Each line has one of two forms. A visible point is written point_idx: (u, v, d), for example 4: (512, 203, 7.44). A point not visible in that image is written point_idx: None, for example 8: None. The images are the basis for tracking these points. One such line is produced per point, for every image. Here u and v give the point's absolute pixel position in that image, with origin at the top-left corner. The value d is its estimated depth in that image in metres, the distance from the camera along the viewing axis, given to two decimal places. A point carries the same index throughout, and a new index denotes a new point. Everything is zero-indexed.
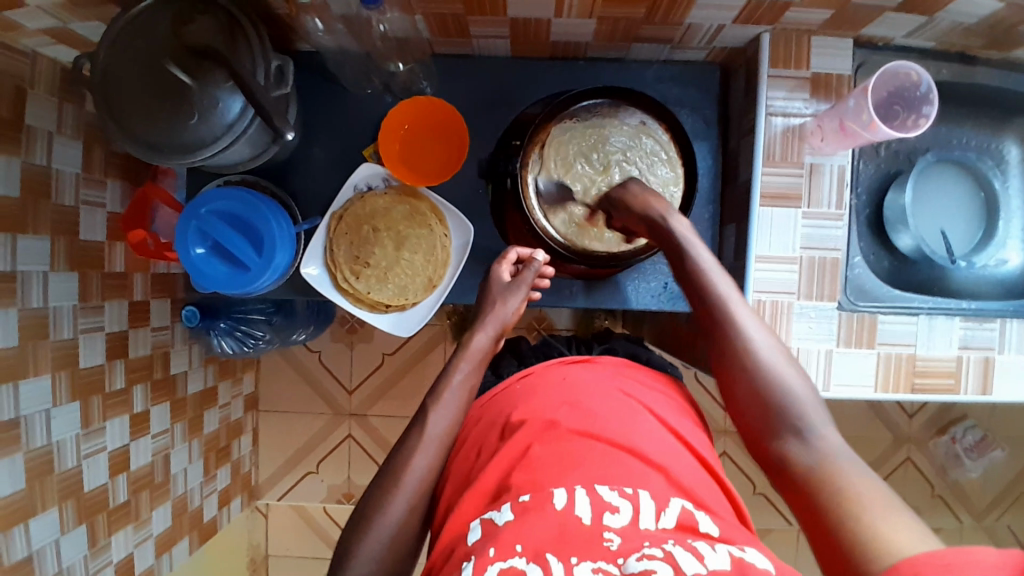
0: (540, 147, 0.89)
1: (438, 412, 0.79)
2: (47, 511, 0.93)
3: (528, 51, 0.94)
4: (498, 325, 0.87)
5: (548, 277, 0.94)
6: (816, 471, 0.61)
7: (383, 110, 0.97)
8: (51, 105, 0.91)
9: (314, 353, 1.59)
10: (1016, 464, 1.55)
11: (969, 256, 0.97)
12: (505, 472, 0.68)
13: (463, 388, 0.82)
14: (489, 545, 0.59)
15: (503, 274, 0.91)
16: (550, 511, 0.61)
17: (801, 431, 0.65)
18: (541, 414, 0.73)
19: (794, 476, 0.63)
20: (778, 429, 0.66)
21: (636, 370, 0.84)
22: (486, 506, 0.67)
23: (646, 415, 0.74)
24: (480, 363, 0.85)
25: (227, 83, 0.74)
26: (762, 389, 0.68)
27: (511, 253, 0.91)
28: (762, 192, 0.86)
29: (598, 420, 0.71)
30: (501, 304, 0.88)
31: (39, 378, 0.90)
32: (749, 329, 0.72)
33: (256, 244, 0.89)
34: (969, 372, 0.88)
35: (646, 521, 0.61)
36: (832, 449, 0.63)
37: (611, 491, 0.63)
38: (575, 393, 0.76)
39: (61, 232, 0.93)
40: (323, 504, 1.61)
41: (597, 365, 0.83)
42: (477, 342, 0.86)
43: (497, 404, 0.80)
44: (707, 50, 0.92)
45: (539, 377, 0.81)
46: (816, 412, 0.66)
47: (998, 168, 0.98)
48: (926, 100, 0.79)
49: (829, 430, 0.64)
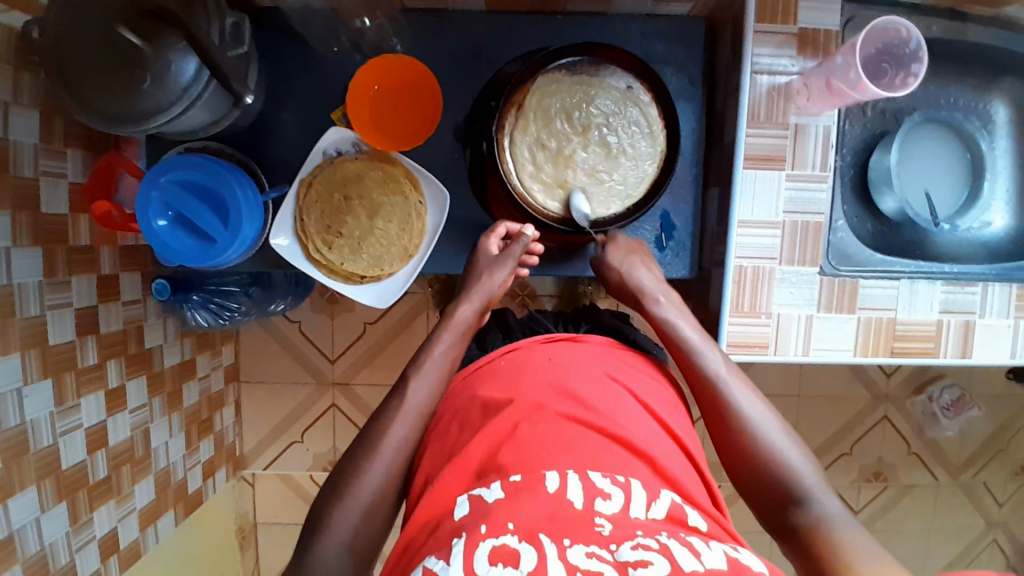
0: (518, 105, 0.85)
1: (418, 380, 0.80)
2: (25, 491, 0.91)
3: (503, 3, 0.90)
4: (484, 297, 0.88)
5: (540, 252, 0.93)
6: (820, 538, 0.63)
7: (352, 71, 0.93)
8: (5, 73, 0.84)
9: (295, 323, 1.57)
10: (990, 420, 1.58)
11: (954, 219, 0.96)
12: (491, 449, 0.67)
13: (445, 359, 0.83)
14: (481, 525, 0.59)
15: (491, 248, 0.91)
16: (543, 493, 0.61)
17: (802, 501, 0.67)
18: (530, 394, 0.72)
19: (799, 544, 0.65)
20: (783, 495, 0.68)
21: (620, 351, 0.84)
22: (472, 484, 0.66)
23: (633, 401, 0.74)
24: (462, 334, 0.86)
25: (180, 44, 0.70)
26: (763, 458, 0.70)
27: (500, 227, 0.92)
28: (745, 154, 0.83)
29: (587, 403, 0.71)
30: (487, 277, 0.89)
31: (7, 357, 0.88)
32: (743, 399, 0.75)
33: (222, 215, 0.86)
34: (948, 335, 0.88)
35: (636, 510, 0.62)
36: (833, 517, 0.65)
37: (602, 478, 0.63)
38: (565, 374, 0.75)
39: (21, 205, 0.89)
40: (310, 473, 1.61)
41: (586, 344, 0.83)
42: (460, 313, 0.87)
43: (480, 379, 0.79)
44: (691, 2, 0.88)
45: (525, 356, 0.79)
46: (816, 485, 0.68)
47: (985, 129, 0.96)
48: (916, 57, 0.77)
49: (829, 500, 0.67)
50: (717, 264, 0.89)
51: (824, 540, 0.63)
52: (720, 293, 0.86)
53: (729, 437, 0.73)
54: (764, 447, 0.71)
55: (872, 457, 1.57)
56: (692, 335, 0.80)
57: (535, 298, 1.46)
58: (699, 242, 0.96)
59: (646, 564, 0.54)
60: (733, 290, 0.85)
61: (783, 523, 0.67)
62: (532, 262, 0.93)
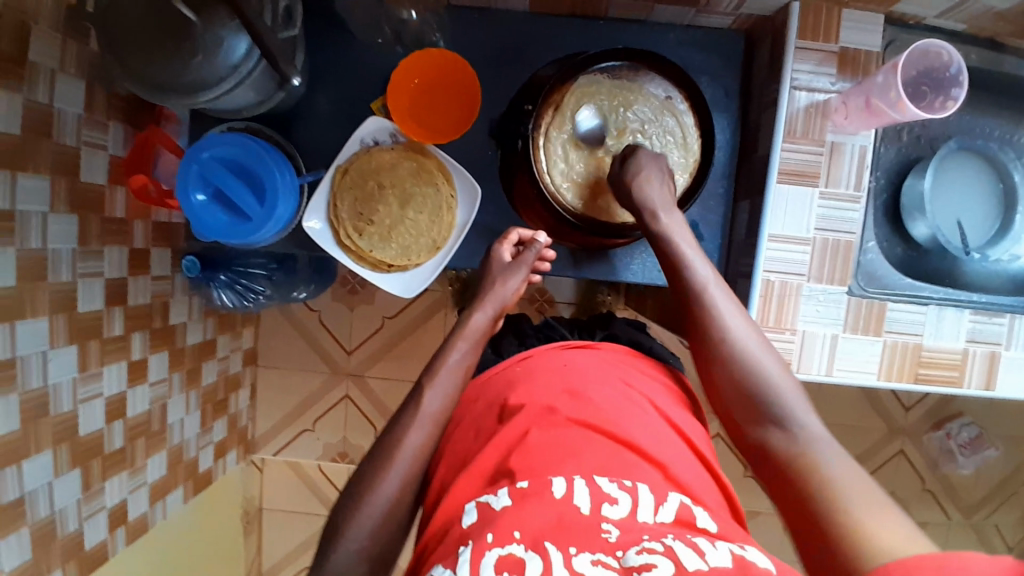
0: (554, 108, 0.86)
1: (432, 390, 0.80)
2: (41, 454, 0.92)
3: (547, 6, 0.91)
4: (498, 304, 0.89)
5: (551, 260, 0.95)
6: (798, 457, 0.66)
7: (393, 62, 0.94)
8: (54, 42, 0.87)
9: (314, 311, 1.58)
10: (1008, 462, 1.55)
11: (984, 249, 0.94)
12: (503, 455, 0.68)
13: (458, 368, 0.83)
14: (487, 532, 0.59)
15: (504, 255, 0.92)
16: (549, 498, 0.60)
17: (783, 421, 0.69)
18: (540, 399, 0.72)
19: (775, 462, 0.68)
20: (764, 416, 0.71)
21: (634, 359, 0.84)
22: (482, 489, 0.66)
23: (646, 408, 0.74)
24: (478, 342, 0.86)
25: (232, 22, 0.71)
26: (747, 380, 0.73)
27: (511, 234, 0.93)
28: (779, 169, 0.83)
29: (597, 409, 0.71)
30: (500, 284, 0.90)
31: (37, 320, 0.89)
32: (730, 319, 0.76)
33: (258, 194, 0.87)
34: (974, 366, 0.87)
35: (644, 514, 0.61)
36: (813, 441, 0.67)
37: (609, 482, 0.63)
38: (576, 380, 0.75)
39: (61, 172, 0.91)
40: (318, 462, 1.62)
41: (596, 351, 0.83)
42: (475, 320, 0.87)
43: (494, 385, 0.80)
44: (733, 16, 0.89)
45: (537, 362, 0.80)
46: (797, 404, 0.70)
47: (1019, 160, 0.95)
48: (956, 81, 0.76)
49: (809, 418, 0.69)
50: (742, 277, 0.89)
51: (800, 460, 0.66)
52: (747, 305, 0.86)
53: (716, 357, 0.75)
54: (748, 369, 0.73)
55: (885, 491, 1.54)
56: (689, 256, 0.81)
57: (554, 304, 1.46)
58: (726, 253, 0.95)
59: (650, 569, 0.53)
60: (760, 304, 0.84)
61: (762, 440, 0.70)
62: (543, 269, 0.95)
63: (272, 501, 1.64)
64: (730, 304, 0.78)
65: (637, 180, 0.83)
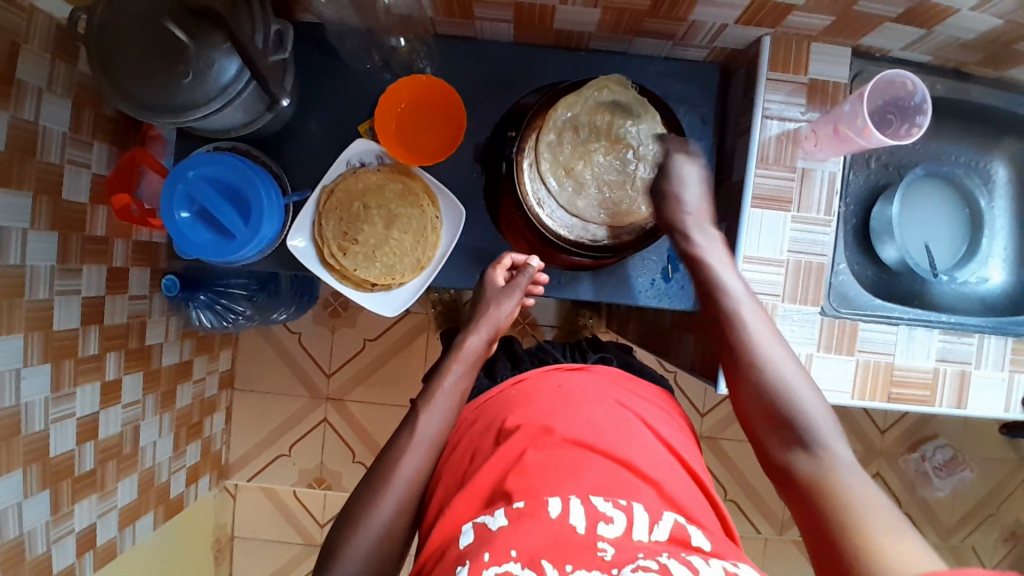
0: (539, 133, 0.89)
1: (429, 414, 0.80)
2: (11, 474, 0.90)
3: (531, 37, 0.94)
4: (492, 327, 0.89)
5: (543, 283, 0.95)
6: (819, 480, 0.67)
7: (381, 87, 0.97)
8: (43, 61, 0.88)
9: (294, 333, 1.57)
10: (981, 484, 1.57)
11: (951, 271, 0.98)
12: (500, 476, 0.68)
13: (455, 390, 0.83)
14: (484, 552, 0.59)
15: (498, 279, 0.92)
16: (545, 518, 0.61)
17: (811, 446, 0.70)
18: (536, 419, 0.73)
19: (799, 484, 0.69)
20: (793, 439, 0.71)
21: (628, 380, 0.85)
22: (480, 509, 0.66)
23: (642, 427, 0.75)
24: (472, 365, 0.86)
25: (224, 45, 0.73)
26: (775, 398, 0.74)
27: (505, 258, 0.93)
28: (752, 194, 0.86)
29: (593, 429, 0.71)
30: (494, 307, 0.90)
31: (10, 337, 0.88)
32: (760, 340, 0.78)
33: (243, 212, 0.88)
34: (944, 384, 0.89)
35: (639, 533, 0.61)
36: (840, 468, 0.67)
37: (605, 502, 0.63)
38: (572, 402, 0.75)
39: (43, 190, 0.91)
40: (294, 488, 1.59)
41: (592, 373, 0.83)
42: (470, 343, 0.87)
43: (491, 407, 0.80)
44: (708, 49, 0.93)
45: (533, 385, 0.80)
46: (829, 432, 0.71)
47: (985, 187, 0.99)
48: (920, 109, 0.80)
49: (835, 442, 0.70)
50: None
51: (820, 480, 0.67)
52: None
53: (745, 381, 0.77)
54: (775, 388, 0.74)
55: None
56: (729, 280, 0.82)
57: (535, 327, 1.47)
58: None
59: None
60: None
61: (787, 461, 0.71)
62: (536, 292, 0.95)
63: (246, 529, 1.60)
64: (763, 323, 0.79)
65: (671, 156, 0.87)
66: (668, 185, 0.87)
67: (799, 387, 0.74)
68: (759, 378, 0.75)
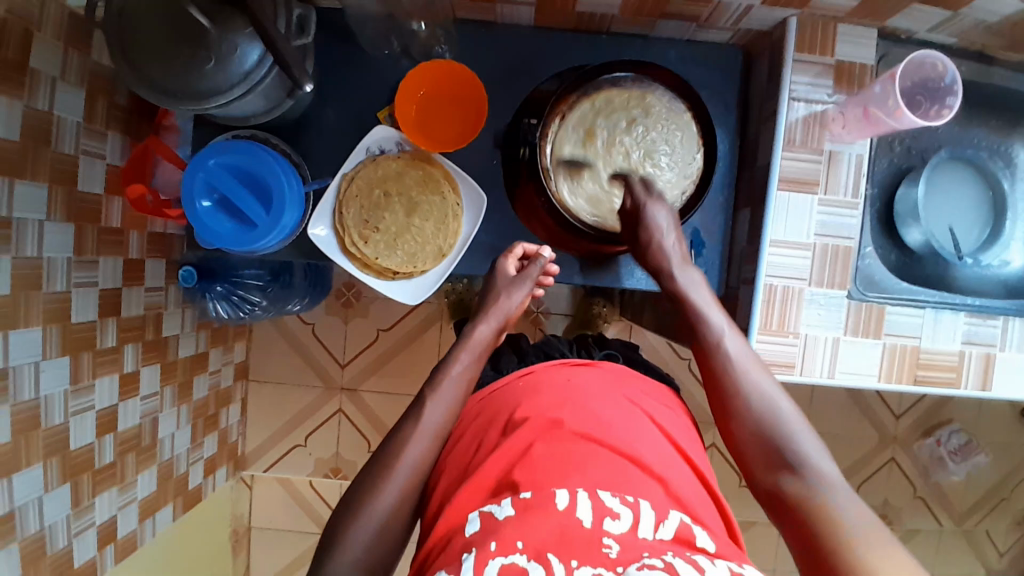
0: (562, 118, 0.87)
1: (434, 401, 0.80)
2: (33, 467, 0.90)
3: (552, 21, 0.93)
4: (502, 317, 0.90)
5: (554, 275, 0.95)
6: (805, 501, 0.67)
7: (399, 74, 0.96)
8: (56, 49, 0.87)
9: (308, 324, 1.57)
10: (997, 470, 1.57)
11: (975, 254, 0.98)
12: (507, 467, 0.67)
13: (462, 378, 0.83)
14: (491, 541, 0.59)
15: (509, 269, 0.92)
16: (553, 511, 0.60)
17: (797, 465, 0.70)
18: (544, 412, 0.72)
19: (786, 503, 0.68)
20: (776, 458, 0.72)
21: (635, 379, 0.84)
22: (486, 500, 0.66)
23: (649, 424, 0.75)
24: (480, 354, 0.87)
25: (246, 30, 0.72)
26: (767, 434, 0.74)
27: (517, 248, 0.93)
28: (779, 178, 0.86)
29: (601, 424, 0.71)
30: (505, 297, 0.90)
31: (29, 330, 0.87)
32: (748, 378, 0.78)
33: (264, 202, 0.87)
34: (970, 367, 0.89)
35: (645, 530, 0.60)
36: (825, 482, 0.68)
37: (612, 497, 0.62)
38: (582, 397, 0.74)
39: (58, 180, 0.90)
40: (310, 478, 1.59)
41: (598, 369, 0.82)
42: (478, 332, 0.88)
43: (498, 399, 0.79)
44: (732, 32, 0.91)
45: (541, 377, 0.79)
46: (816, 451, 0.71)
47: (1007, 169, 0.98)
48: (951, 91, 0.79)
49: (825, 465, 0.70)
50: (745, 284, 0.91)
51: (808, 501, 0.66)
52: (750, 309, 0.87)
53: (733, 412, 0.76)
54: (765, 421, 0.74)
55: (878, 499, 1.56)
56: (713, 313, 0.83)
57: (549, 315, 1.47)
58: (726, 261, 0.97)
59: None
60: (761, 309, 0.86)
61: (775, 488, 0.71)
62: (548, 284, 0.95)
63: (263, 519, 1.61)
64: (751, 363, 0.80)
65: (647, 205, 0.86)
66: (646, 235, 0.87)
67: (789, 420, 0.74)
68: (749, 416, 0.75)
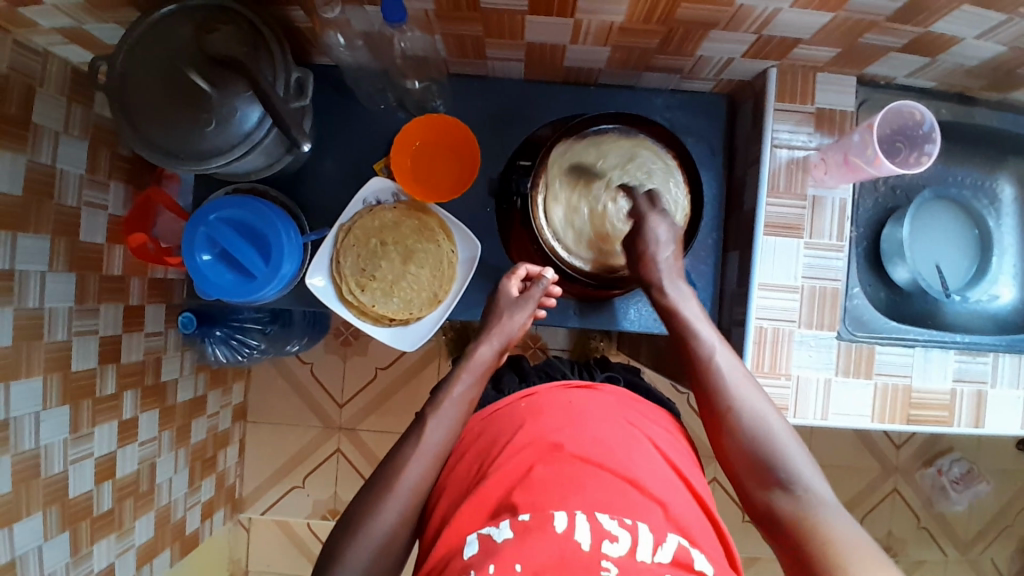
0: (551, 168, 0.90)
1: (436, 419, 0.78)
2: (32, 516, 0.90)
3: (541, 74, 0.97)
4: (503, 338, 0.87)
5: (557, 297, 0.93)
6: (799, 515, 0.67)
7: (395, 126, 0.99)
8: (59, 105, 0.90)
9: (307, 364, 1.58)
10: (1000, 497, 1.56)
11: (963, 290, 1.00)
12: (507, 489, 0.66)
13: (463, 400, 0.81)
14: (489, 563, 0.59)
15: (512, 290, 0.90)
16: (551, 534, 0.60)
17: (788, 481, 0.70)
18: (545, 435, 0.71)
19: (782, 521, 0.68)
20: (767, 476, 0.72)
21: (636, 401, 0.82)
22: (485, 521, 0.65)
23: (649, 447, 0.73)
24: (481, 376, 0.84)
25: (246, 93, 0.75)
26: (758, 445, 0.73)
27: (519, 269, 0.91)
28: (765, 223, 0.88)
29: (602, 445, 0.70)
30: (506, 318, 0.88)
31: (30, 380, 0.88)
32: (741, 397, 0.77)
33: (263, 253, 0.89)
34: (962, 405, 0.90)
35: (643, 553, 0.60)
36: (816, 499, 0.68)
37: (611, 520, 0.62)
38: (583, 420, 0.73)
39: (60, 231, 0.92)
40: (308, 520, 1.58)
41: (600, 392, 0.80)
42: (480, 352, 0.85)
43: (497, 421, 0.78)
44: (715, 81, 0.94)
45: (543, 399, 0.78)
46: (805, 469, 0.71)
47: (992, 206, 1.01)
48: (928, 138, 0.82)
49: (815, 482, 0.70)
50: (737, 324, 0.92)
51: (800, 518, 0.66)
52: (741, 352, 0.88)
53: (723, 424, 0.76)
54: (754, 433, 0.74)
55: (881, 531, 1.55)
56: (702, 326, 0.82)
57: (546, 350, 1.47)
58: (717, 302, 0.99)
59: None
60: (754, 350, 0.87)
61: (769, 504, 0.70)
62: (551, 305, 0.93)
63: (260, 561, 1.59)
64: (738, 370, 0.79)
65: (648, 216, 0.87)
66: (642, 246, 0.87)
67: (776, 431, 0.74)
68: (738, 425, 0.75)
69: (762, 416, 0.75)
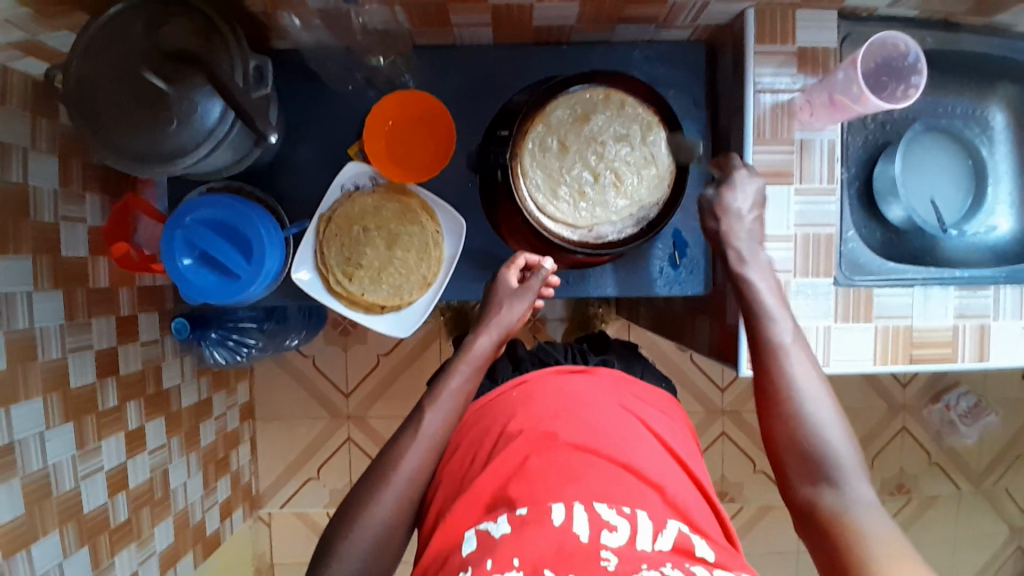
0: (529, 134, 0.87)
1: (434, 411, 0.77)
2: (49, 535, 0.91)
3: (511, 37, 0.93)
4: (502, 330, 0.85)
5: (554, 285, 0.91)
6: (840, 522, 0.65)
7: (366, 107, 0.96)
8: (24, 119, 0.87)
9: (309, 357, 1.57)
10: (1009, 425, 1.56)
11: (960, 224, 0.98)
12: (502, 482, 0.66)
13: (460, 393, 0.79)
14: (487, 559, 0.59)
15: (511, 281, 0.88)
16: (549, 527, 0.60)
17: (833, 479, 0.68)
18: (538, 422, 0.70)
19: (819, 520, 0.67)
20: (810, 471, 0.69)
21: (630, 382, 0.81)
22: (482, 515, 0.65)
23: (645, 432, 0.72)
24: (480, 367, 0.82)
25: (204, 87, 0.73)
26: (809, 439, 0.70)
27: (518, 259, 0.89)
28: (753, 171, 0.86)
29: (597, 432, 0.69)
30: (504, 310, 0.86)
31: (30, 402, 0.88)
32: (802, 378, 0.73)
33: (244, 251, 0.87)
34: (965, 340, 0.89)
35: (642, 542, 0.59)
36: (860, 504, 0.66)
37: (609, 509, 0.61)
38: (579, 405, 0.73)
39: (41, 249, 0.90)
40: (327, 509, 1.60)
41: (595, 375, 0.80)
42: (478, 345, 0.82)
43: (492, 410, 0.77)
44: (692, 28, 0.91)
45: (535, 387, 0.77)
46: (851, 466, 0.68)
47: (984, 135, 0.98)
48: (915, 69, 0.79)
49: (861, 486, 0.67)
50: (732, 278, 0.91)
51: (842, 525, 0.65)
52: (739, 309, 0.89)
53: (775, 410, 0.72)
54: (813, 431, 0.70)
55: (893, 469, 1.56)
56: (771, 302, 0.77)
57: (546, 322, 1.45)
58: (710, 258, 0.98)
59: None
60: None
61: (809, 502, 0.68)
62: (547, 293, 0.91)
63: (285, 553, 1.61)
64: (804, 356, 0.75)
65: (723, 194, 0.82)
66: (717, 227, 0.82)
67: (827, 421, 0.70)
68: (795, 413, 0.71)
69: (820, 407, 0.71)
